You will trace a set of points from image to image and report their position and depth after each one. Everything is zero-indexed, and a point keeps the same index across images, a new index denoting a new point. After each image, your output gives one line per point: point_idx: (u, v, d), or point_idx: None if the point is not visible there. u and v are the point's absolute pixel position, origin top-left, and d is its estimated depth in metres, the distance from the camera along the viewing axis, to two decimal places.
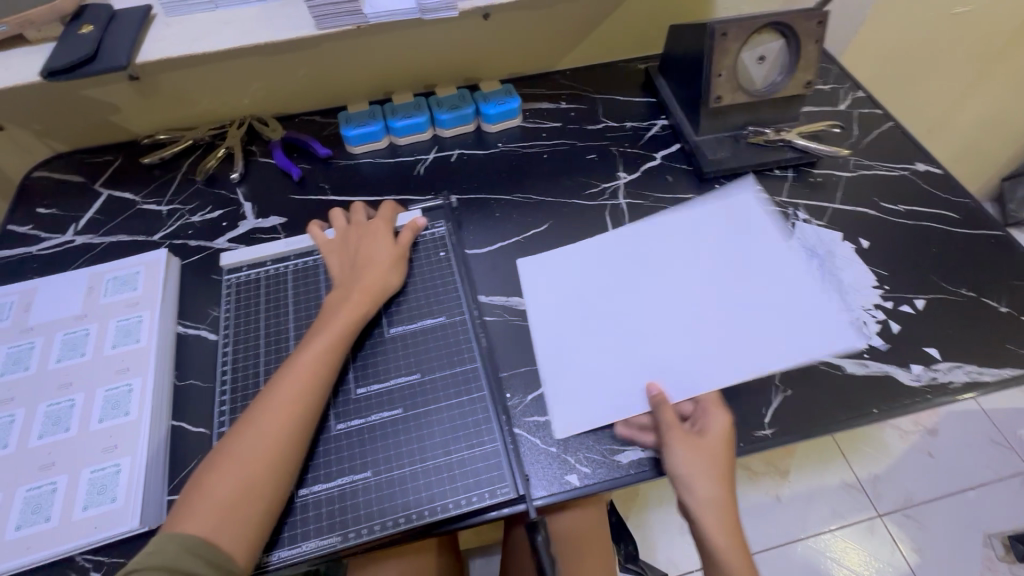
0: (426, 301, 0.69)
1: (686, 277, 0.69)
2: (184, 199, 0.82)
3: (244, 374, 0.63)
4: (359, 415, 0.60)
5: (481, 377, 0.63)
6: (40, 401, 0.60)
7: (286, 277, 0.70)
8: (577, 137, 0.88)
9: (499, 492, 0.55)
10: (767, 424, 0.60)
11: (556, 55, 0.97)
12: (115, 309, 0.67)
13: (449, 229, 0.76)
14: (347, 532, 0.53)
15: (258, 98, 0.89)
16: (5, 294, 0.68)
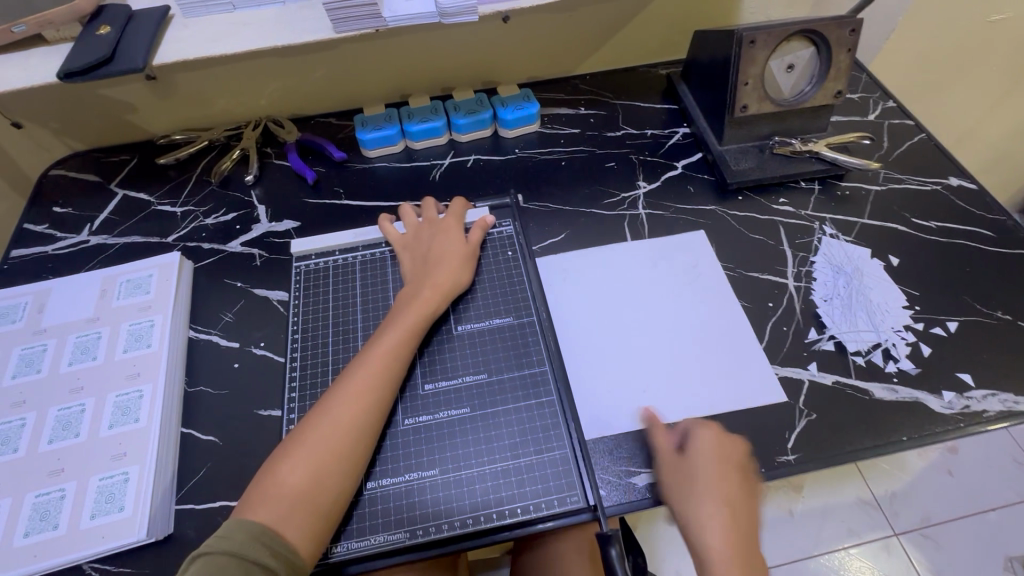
0: (493, 300, 0.67)
1: (719, 290, 0.69)
2: (198, 200, 0.82)
3: (313, 365, 0.63)
4: (427, 411, 0.59)
5: (551, 380, 0.61)
6: (51, 405, 0.59)
7: (354, 268, 0.70)
8: (596, 143, 0.86)
9: (569, 500, 0.53)
10: (790, 449, 0.58)
11: (576, 59, 0.95)
12: (127, 312, 0.66)
13: (519, 227, 0.74)
14: (414, 529, 0.52)
15: (274, 100, 0.89)
16: (18, 294, 0.68)
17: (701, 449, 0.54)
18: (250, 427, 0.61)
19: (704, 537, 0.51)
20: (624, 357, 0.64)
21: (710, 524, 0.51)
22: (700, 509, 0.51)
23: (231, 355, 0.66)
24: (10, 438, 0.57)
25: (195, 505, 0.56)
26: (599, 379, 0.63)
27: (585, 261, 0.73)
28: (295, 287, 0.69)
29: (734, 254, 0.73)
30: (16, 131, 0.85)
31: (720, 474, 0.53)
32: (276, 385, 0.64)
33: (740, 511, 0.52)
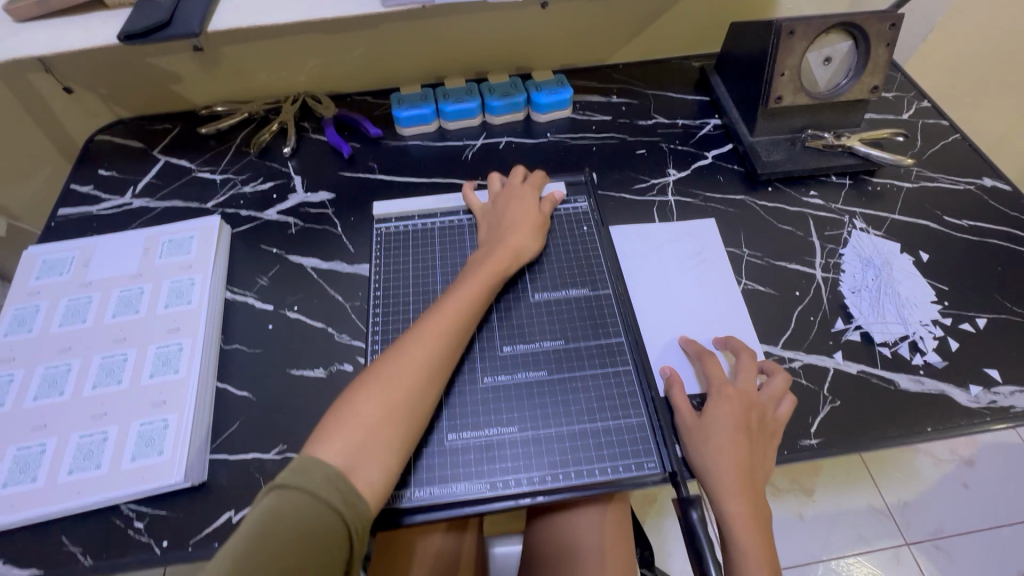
0: (569, 272, 0.69)
1: (763, 274, 0.70)
2: (237, 169, 0.84)
3: (395, 320, 0.66)
4: (506, 372, 0.61)
5: (627, 350, 0.63)
6: (95, 353, 0.62)
7: (433, 233, 0.74)
8: (627, 131, 0.87)
9: (646, 466, 0.55)
10: (813, 433, 0.58)
11: (610, 48, 0.96)
12: (169, 270, 0.68)
13: (593, 204, 0.76)
14: (495, 481, 0.54)
15: (313, 76, 0.91)
16: (65, 249, 0.71)
17: (720, 415, 0.56)
18: (285, 385, 0.63)
19: (723, 497, 0.53)
20: (679, 329, 0.66)
21: (730, 486, 0.53)
22: (719, 473, 0.54)
23: (266, 316, 0.68)
24: (57, 381, 0.60)
25: (229, 455, 0.58)
26: (658, 348, 0.64)
27: (626, 239, 0.74)
28: (377, 248, 0.72)
29: (796, 238, 0.74)
30: (67, 96, 0.88)
31: (739, 437, 0.55)
32: (310, 347, 0.66)
33: (756, 468, 0.54)
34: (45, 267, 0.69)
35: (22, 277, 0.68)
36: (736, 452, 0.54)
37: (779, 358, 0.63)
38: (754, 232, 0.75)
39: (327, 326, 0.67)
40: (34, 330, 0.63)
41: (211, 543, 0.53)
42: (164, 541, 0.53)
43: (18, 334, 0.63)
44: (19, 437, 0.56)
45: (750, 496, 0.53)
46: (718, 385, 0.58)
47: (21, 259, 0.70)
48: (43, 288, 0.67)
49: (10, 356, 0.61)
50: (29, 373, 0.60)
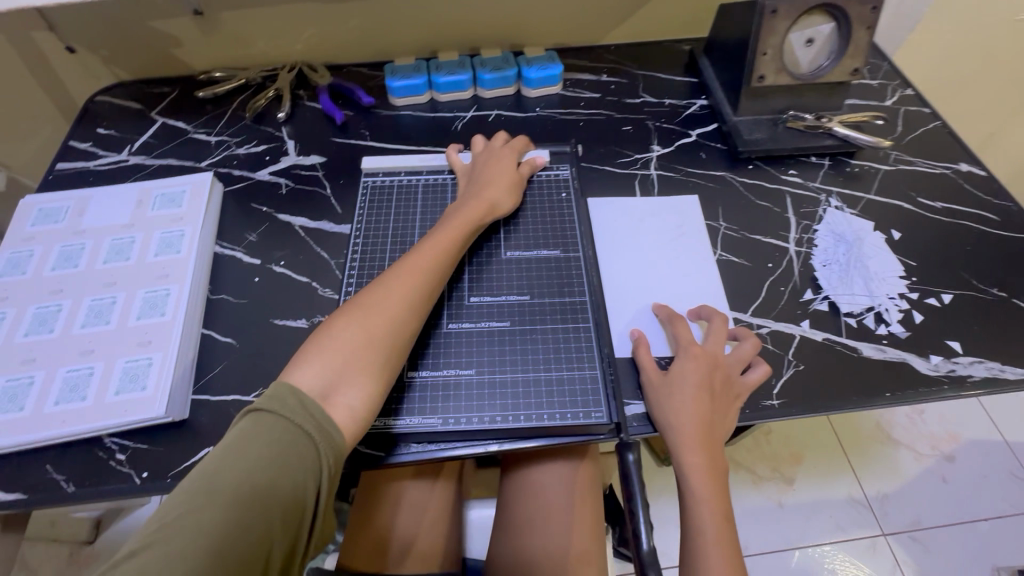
0: (542, 235, 0.71)
1: (738, 247, 0.72)
2: (232, 132, 0.86)
3: (369, 269, 0.68)
4: (470, 319, 0.63)
5: (590, 308, 0.65)
6: (85, 295, 0.64)
7: (417, 189, 0.76)
8: (615, 108, 0.89)
9: (593, 415, 0.56)
10: (775, 394, 0.60)
11: (602, 29, 0.97)
12: (160, 221, 0.71)
13: (575, 172, 0.78)
14: (447, 417, 0.56)
15: (310, 45, 0.93)
16: (61, 199, 0.73)
17: (684, 371, 0.57)
18: (268, 333, 0.65)
19: (681, 448, 0.55)
20: (648, 293, 0.68)
21: (688, 439, 0.55)
22: (678, 425, 0.55)
23: (253, 269, 0.70)
24: (47, 320, 0.62)
25: (211, 396, 0.60)
26: (623, 309, 0.66)
27: (605, 209, 0.76)
28: (362, 199, 0.75)
29: (772, 213, 0.76)
30: (69, 56, 0.90)
31: (700, 394, 0.56)
32: (294, 300, 0.68)
33: (716, 423, 0.56)
34: (40, 215, 0.71)
35: (19, 223, 0.70)
36: (696, 408, 0.55)
37: (749, 324, 0.65)
38: (732, 207, 0.76)
39: (311, 281, 0.69)
40: (27, 273, 0.65)
41: None
42: (145, 472, 0.55)
43: (12, 276, 0.65)
44: (9, 370, 0.58)
45: (708, 449, 0.55)
46: (686, 344, 0.60)
47: (17, 208, 0.72)
48: (38, 234, 0.69)
49: (3, 295, 0.64)
50: (20, 312, 0.62)
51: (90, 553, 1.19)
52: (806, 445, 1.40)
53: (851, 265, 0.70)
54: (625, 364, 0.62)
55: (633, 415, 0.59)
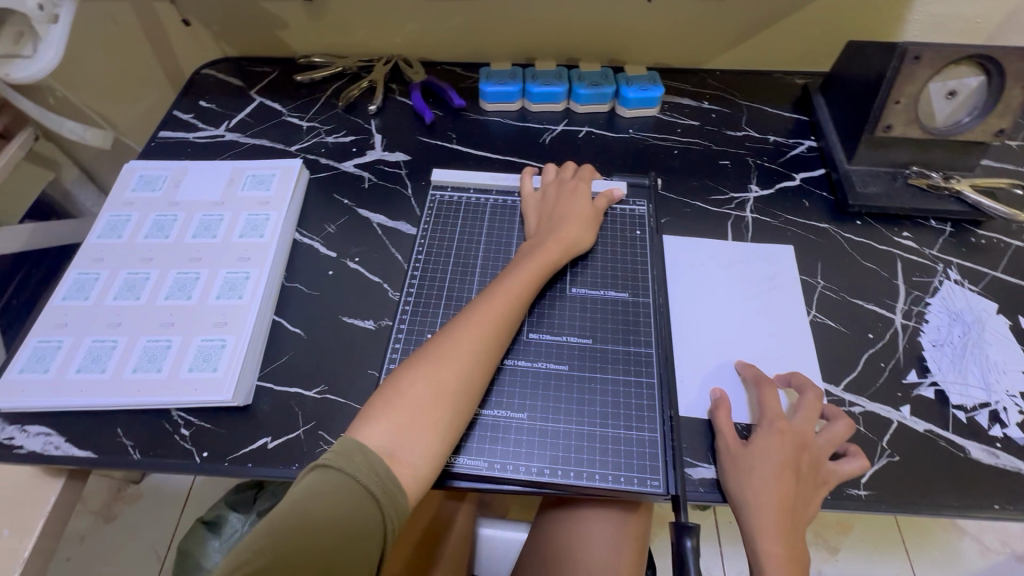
0: (612, 274, 0.67)
1: (834, 310, 0.66)
2: (323, 119, 0.87)
3: (428, 287, 0.66)
4: (528, 358, 0.60)
5: (655, 362, 0.60)
6: (172, 267, 0.66)
7: (485, 209, 0.74)
8: (713, 139, 0.84)
9: (649, 483, 0.52)
10: (862, 484, 0.54)
11: (710, 52, 0.92)
12: (249, 203, 0.72)
13: (653, 210, 0.74)
14: (494, 462, 0.53)
15: (409, 40, 0.92)
16: (160, 169, 0.76)
17: (766, 448, 0.53)
18: (336, 330, 0.64)
19: (759, 533, 0.50)
20: (722, 350, 0.63)
21: (769, 524, 0.50)
22: (757, 507, 0.51)
23: (328, 262, 0.70)
24: (135, 287, 0.64)
25: (275, 385, 0.60)
26: (692, 368, 0.61)
27: (683, 250, 0.71)
28: (427, 212, 0.74)
29: (879, 278, 0.69)
30: (184, 28, 0.94)
31: (783, 475, 0.52)
32: (364, 299, 0.67)
33: (799, 509, 0.51)
34: (140, 181, 0.74)
35: (121, 187, 0.73)
36: (778, 490, 0.51)
37: (840, 400, 0.59)
38: (832, 265, 0.70)
39: (383, 282, 0.69)
40: (123, 238, 0.68)
41: (246, 463, 0.55)
42: (205, 452, 0.56)
43: (109, 238, 0.68)
44: (96, 331, 0.61)
45: (789, 537, 0.50)
46: (771, 416, 0.55)
47: (120, 172, 0.75)
48: (136, 200, 0.72)
49: (100, 257, 0.67)
50: (112, 275, 0.65)
51: (136, 492, 1.28)
52: (856, 517, 1.29)
53: (966, 351, 0.62)
54: (691, 426, 0.58)
55: (699, 479, 0.55)
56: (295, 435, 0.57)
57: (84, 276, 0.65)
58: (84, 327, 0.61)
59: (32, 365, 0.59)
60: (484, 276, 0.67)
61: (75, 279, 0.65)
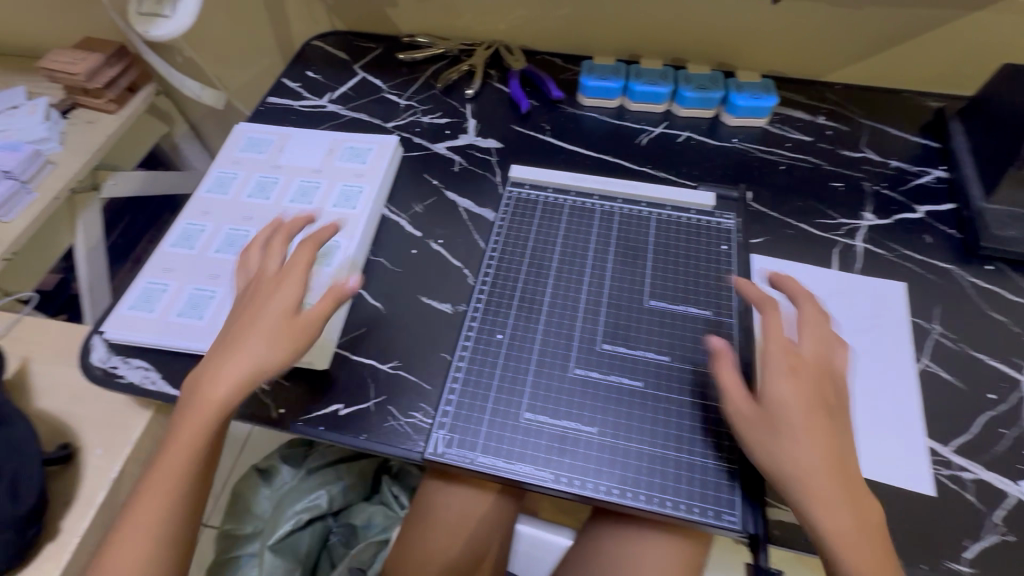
0: (696, 287, 0.60)
1: (949, 361, 0.59)
2: (420, 99, 0.88)
3: (503, 280, 0.63)
4: (598, 370, 0.55)
5: (737, 389, 0.54)
6: None
7: (562, 210, 0.68)
8: (825, 158, 0.77)
9: (725, 518, 0.48)
10: (968, 559, 0.48)
11: (833, 64, 0.85)
12: (345, 174, 0.74)
13: (741, 225, 0.66)
14: (559, 476, 0.50)
15: (513, 27, 0.91)
16: (268, 133, 0.79)
17: (784, 398, 0.46)
18: (412, 308, 0.64)
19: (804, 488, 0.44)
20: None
21: (828, 493, 0.44)
22: (799, 479, 0.44)
23: (412, 241, 0.71)
24: (235, 242, 0.67)
25: (351, 354, 0.61)
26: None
27: (780, 273, 0.65)
28: (503, 209, 0.69)
29: (1006, 332, 0.61)
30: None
31: (831, 439, 0.45)
32: (442, 281, 0.66)
33: (848, 463, 0.45)
34: (248, 142, 0.78)
35: (231, 147, 0.77)
36: (830, 453, 0.45)
37: (947, 461, 0.53)
38: (952, 310, 0.63)
39: (463, 266, 0.67)
40: (229, 194, 0.72)
41: (318, 426, 0.56)
42: (282, 409, 0.58)
43: (216, 193, 0.72)
44: (197, 279, 0.65)
45: (861, 504, 0.44)
46: (774, 354, 0.48)
47: (232, 131, 0.80)
48: (243, 160, 0.76)
49: (207, 210, 0.71)
50: (216, 228, 0.69)
51: None
52: None
53: None
54: None
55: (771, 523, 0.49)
56: (365, 407, 0.58)
57: (192, 227, 0.69)
58: (187, 275, 0.65)
59: (140, 303, 0.63)
60: (559, 273, 0.62)
61: (183, 228, 0.69)
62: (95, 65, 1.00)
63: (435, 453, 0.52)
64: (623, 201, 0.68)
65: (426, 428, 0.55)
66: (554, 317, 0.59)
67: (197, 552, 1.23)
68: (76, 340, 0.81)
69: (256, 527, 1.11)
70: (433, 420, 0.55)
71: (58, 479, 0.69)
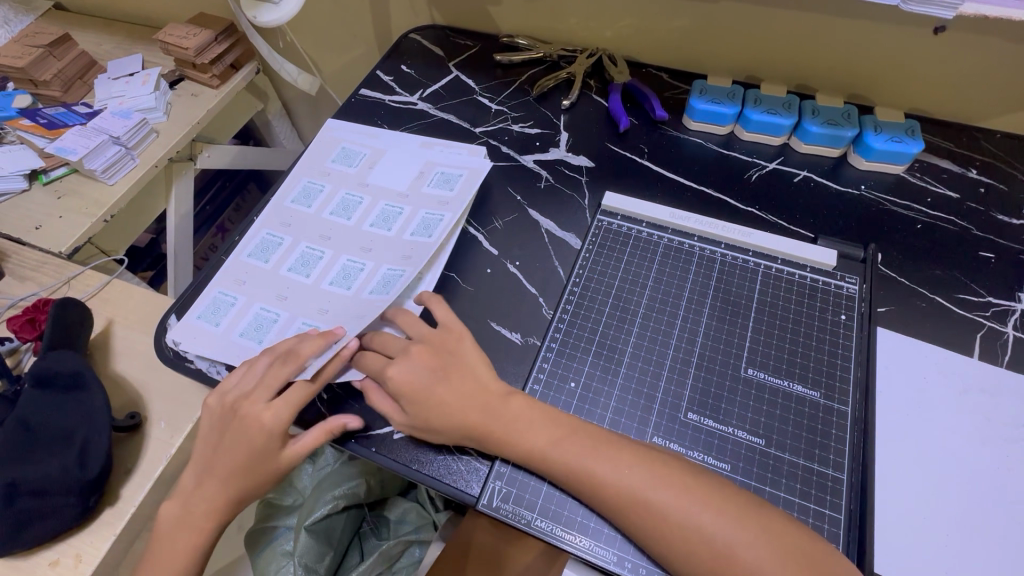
0: (801, 360, 0.54)
1: None
2: (513, 105, 0.83)
3: (582, 321, 0.58)
4: (681, 442, 0.50)
5: (843, 496, 0.47)
6: (344, 252, 0.66)
7: (656, 248, 0.63)
8: (974, 221, 0.66)
9: None
10: None
11: (998, 108, 0.72)
12: (429, 202, 0.69)
13: (868, 291, 0.58)
14: (624, 560, 0.46)
15: (621, 35, 0.84)
16: (362, 145, 0.77)
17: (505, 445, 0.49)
18: (480, 334, 0.60)
19: (656, 528, 0.44)
20: (936, 504, 0.48)
21: (691, 517, 0.44)
22: (638, 505, 0.45)
23: (488, 260, 0.66)
24: (309, 263, 0.66)
25: None
26: (896, 513, 0.48)
27: (901, 352, 0.57)
28: (590, 240, 0.65)
29: None
30: None
31: (595, 444, 0.48)
32: (516, 309, 0.62)
33: (678, 478, 0.46)
34: (341, 153, 0.76)
35: (323, 157, 0.76)
36: (639, 462, 0.46)
37: None
38: None
39: (539, 295, 0.62)
40: (312, 208, 0.71)
41: (370, 446, 0.54)
42: None
43: (300, 205, 0.71)
44: (265, 299, 0.63)
45: (728, 512, 0.44)
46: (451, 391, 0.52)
47: (327, 137, 0.78)
48: (333, 173, 0.74)
49: (289, 222, 0.70)
50: (293, 244, 0.68)
51: None
52: None
53: None
54: None
55: None
56: None
57: (270, 238, 0.68)
58: (256, 291, 0.64)
59: (208, 314, 0.63)
60: (645, 324, 0.57)
61: (262, 239, 0.69)
62: (204, 42, 1.02)
63: (488, 505, 0.49)
64: (727, 246, 0.63)
65: (481, 470, 0.52)
66: (636, 372, 0.54)
67: (240, 514, 1.27)
68: (157, 308, 0.84)
69: (296, 500, 1.15)
70: (492, 462, 0.52)
71: (125, 444, 0.72)
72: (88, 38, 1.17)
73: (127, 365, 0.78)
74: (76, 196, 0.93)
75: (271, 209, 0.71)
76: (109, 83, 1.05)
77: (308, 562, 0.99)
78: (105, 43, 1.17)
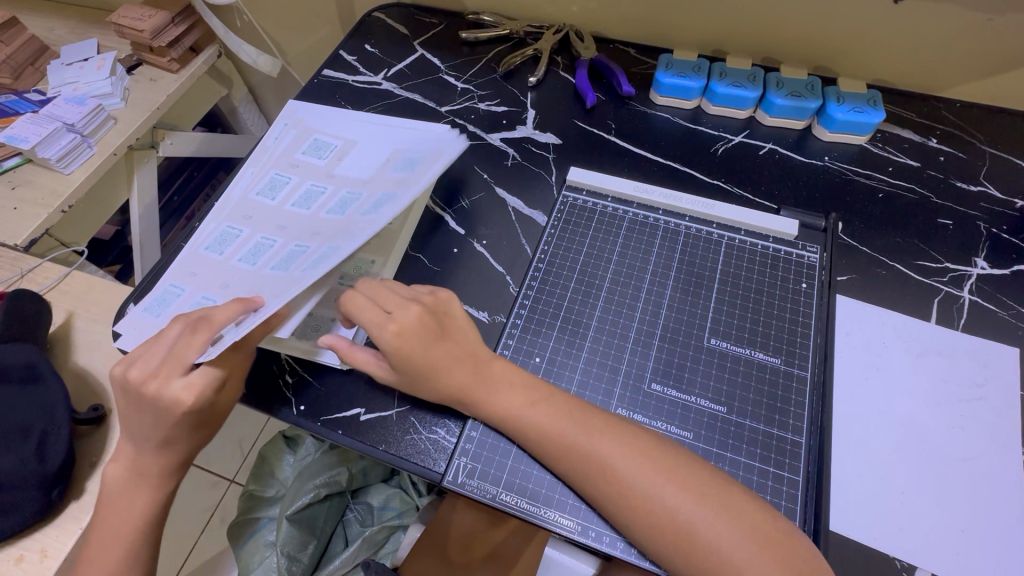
0: (765, 330, 0.55)
1: None
2: (479, 83, 0.82)
3: (548, 295, 0.58)
4: (644, 412, 0.51)
5: (802, 458, 0.48)
6: (295, 239, 0.61)
7: (621, 222, 0.63)
8: (933, 189, 0.67)
9: None
10: None
11: (956, 77, 0.73)
12: (388, 184, 0.63)
13: (828, 259, 0.59)
14: (587, 530, 0.47)
15: (588, 10, 0.83)
16: (332, 136, 0.73)
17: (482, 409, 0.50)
18: None
19: (621, 497, 0.44)
20: (889, 463, 0.49)
21: (655, 485, 0.44)
22: (605, 472, 0.45)
23: (455, 240, 0.65)
24: (260, 252, 0.62)
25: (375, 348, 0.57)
26: (850, 474, 0.49)
27: (860, 318, 0.57)
28: (556, 214, 0.65)
29: None
30: None
31: (568, 414, 0.48)
32: (482, 286, 0.61)
33: (648, 445, 0.46)
34: (312, 145, 0.72)
35: (294, 148, 0.72)
36: (611, 434, 0.47)
37: None
38: None
39: (505, 273, 0.62)
40: (275, 200, 0.67)
41: (337, 429, 0.53)
42: (302, 406, 0.54)
43: (264, 198, 0.68)
44: (210, 287, 0.60)
45: (692, 482, 0.44)
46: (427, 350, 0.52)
47: (301, 129, 0.75)
48: (302, 164, 0.70)
49: (249, 214, 0.66)
50: (250, 235, 0.64)
51: None
52: None
53: None
54: (838, 544, 0.46)
55: None
56: (388, 413, 0.54)
57: (229, 230, 0.65)
58: (207, 281, 0.61)
59: (154, 305, 0.60)
60: (610, 297, 0.58)
61: (222, 230, 0.65)
62: (160, 24, 0.98)
63: (454, 480, 0.49)
64: (692, 219, 0.63)
65: (448, 447, 0.52)
66: (600, 345, 0.55)
67: (221, 507, 1.26)
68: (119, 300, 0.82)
69: (278, 491, 1.13)
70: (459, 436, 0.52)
71: (91, 436, 0.71)
72: (38, 23, 1.12)
73: (89, 359, 0.77)
74: (31, 187, 0.90)
75: (235, 202, 0.68)
76: (62, 69, 1.01)
77: (291, 550, 0.98)
78: (56, 28, 1.12)
